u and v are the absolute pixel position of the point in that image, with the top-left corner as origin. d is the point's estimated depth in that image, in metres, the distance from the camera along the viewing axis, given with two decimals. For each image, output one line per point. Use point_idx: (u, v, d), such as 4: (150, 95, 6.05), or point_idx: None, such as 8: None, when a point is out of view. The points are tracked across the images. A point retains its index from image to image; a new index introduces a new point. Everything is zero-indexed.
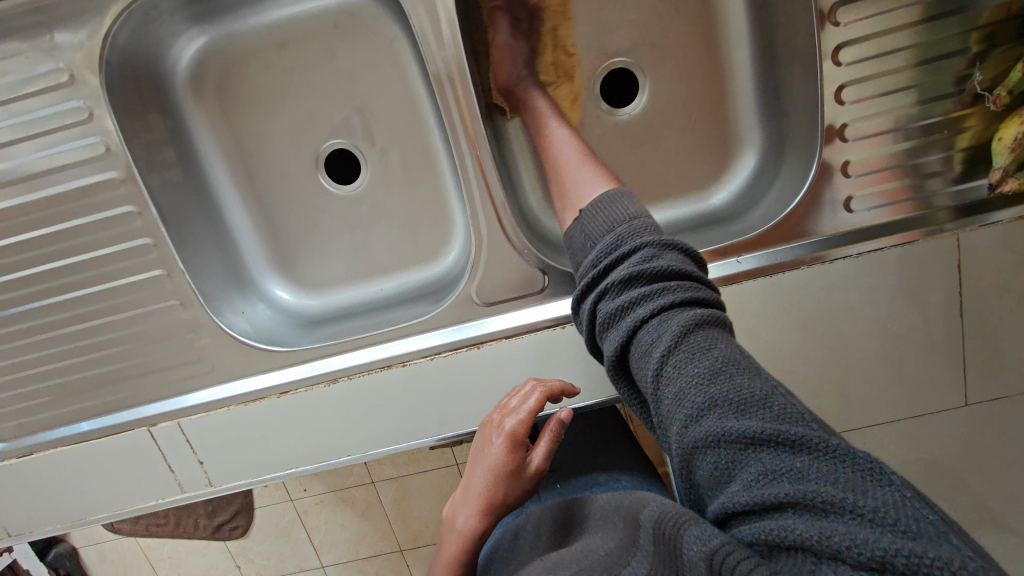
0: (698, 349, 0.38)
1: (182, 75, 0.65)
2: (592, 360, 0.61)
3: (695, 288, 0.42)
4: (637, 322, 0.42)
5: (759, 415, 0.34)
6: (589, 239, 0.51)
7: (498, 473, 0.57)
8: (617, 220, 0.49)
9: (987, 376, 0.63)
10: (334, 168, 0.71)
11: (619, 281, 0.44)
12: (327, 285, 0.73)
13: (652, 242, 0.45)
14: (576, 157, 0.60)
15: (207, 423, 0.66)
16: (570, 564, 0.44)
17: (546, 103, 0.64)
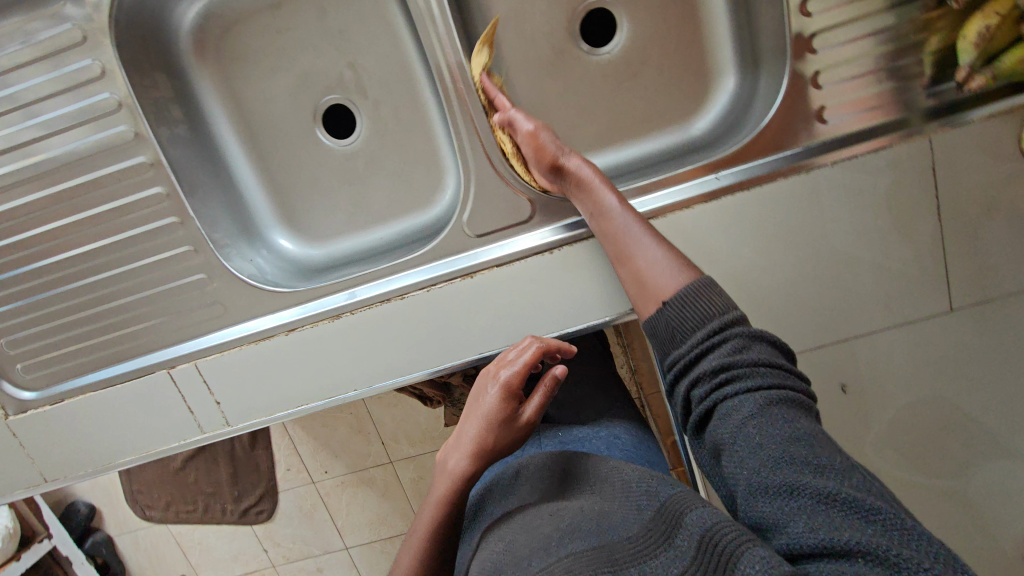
0: (782, 420, 0.42)
1: (184, 36, 0.69)
2: (581, 282, 0.64)
3: (785, 377, 0.46)
4: (726, 401, 0.46)
5: (835, 479, 0.39)
6: (670, 324, 0.53)
7: (491, 419, 0.62)
8: (706, 307, 0.51)
9: (974, 281, 0.64)
10: (331, 122, 0.75)
11: (711, 367, 0.48)
12: (328, 236, 0.77)
13: (741, 330, 0.48)
14: (645, 235, 0.58)
15: (222, 362, 0.70)
16: (585, 522, 0.48)
17: (594, 174, 0.59)
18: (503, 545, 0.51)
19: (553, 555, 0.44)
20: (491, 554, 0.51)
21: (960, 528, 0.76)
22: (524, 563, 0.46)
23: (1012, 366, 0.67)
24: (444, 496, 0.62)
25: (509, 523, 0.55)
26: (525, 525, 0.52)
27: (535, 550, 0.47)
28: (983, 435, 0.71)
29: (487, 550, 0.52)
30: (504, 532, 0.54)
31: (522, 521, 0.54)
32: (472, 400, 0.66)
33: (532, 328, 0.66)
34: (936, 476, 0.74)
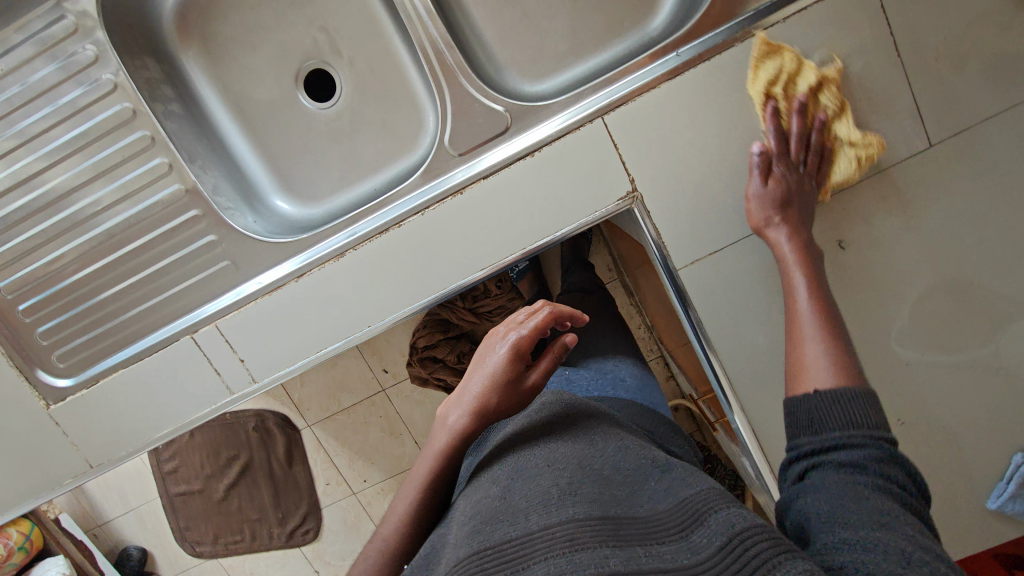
0: (896, 503, 0.41)
1: (167, 19, 0.74)
2: (564, 181, 0.67)
3: (914, 496, 0.43)
4: (842, 472, 0.45)
5: (934, 547, 0.37)
6: (812, 419, 0.50)
7: (495, 379, 0.73)
8: (859, 418, 0.47)
9: (938, 119, 0.66)
10: (313, 88, 0.80)
11: (842, 454, 0.46)
12: (324, 195, 0.81)
13: (886, 445, 0.46)
14: (817, 330, 0.55)
15: (241, 319, 0.73)
16: (591, 489, 0.49)
17: (792, 249, 0.62)
18: (499, 494, 0.53)
19: (552, 516, 0.46)
20: (487, 500, 0.53)
21: (993, 374, 0.74)
22: (520, 517, 0.47)
23: (1000, 191, 0.68)
24: (445, 445, 0.73)
25: (507, 472, 0.57)
26: (524, 479, 0.53)
27: (533, 506, 0.48)
28: (992, 269, 0.70)
29: (483, 497, 0.54)
30: (501, 480, 0.55)
31: (522, 473, 0.55)
32: (476, 362, 0.77)
33: (527, 236, 0.69)
34: (953, 322, 0.73)
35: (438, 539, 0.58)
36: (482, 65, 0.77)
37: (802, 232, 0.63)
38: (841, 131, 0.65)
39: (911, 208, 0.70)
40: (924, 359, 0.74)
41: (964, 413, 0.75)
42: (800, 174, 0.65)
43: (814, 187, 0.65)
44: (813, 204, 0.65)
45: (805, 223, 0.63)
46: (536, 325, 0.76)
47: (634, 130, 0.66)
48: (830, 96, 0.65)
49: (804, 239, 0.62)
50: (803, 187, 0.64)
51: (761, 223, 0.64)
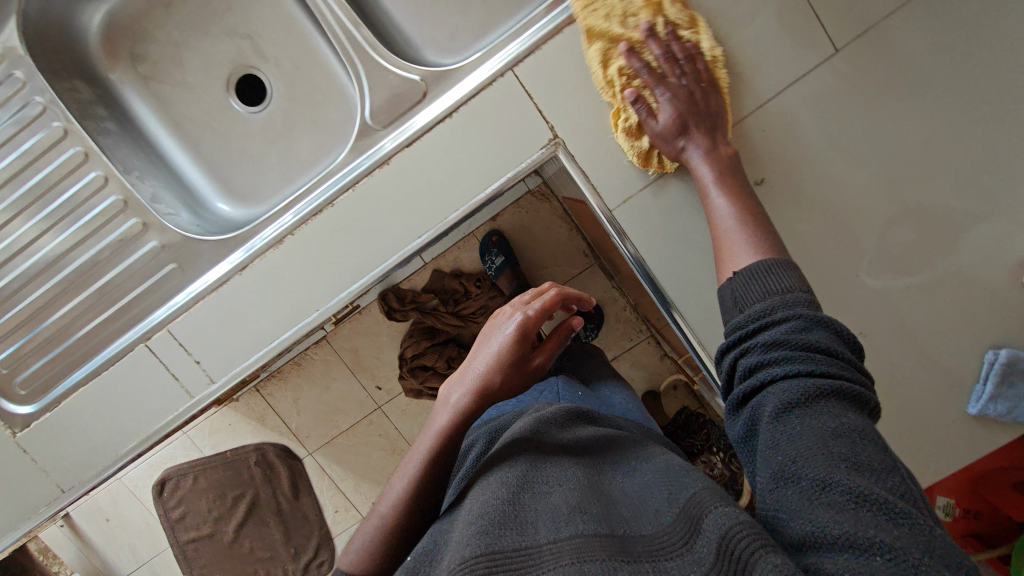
0: (825, 413, 0.41)
1: (95, 44, 0.77)
2: (485, 138, 0.68)
3: (840, 368, 0.43)
4: (772, 393, 0.44)
5: (874, 477, 0.36)
6: (739, 302, 0.51)
7: (501, 358, 0.71)
8: (771, 285, 0.50)
9: (842, 25, 0.67)
10: (243, 93, 0.83)
11: (766, 344, 0.46)
12: (265, 192, 0.83)
13: (802, 316, 0.46)
14: (735, 224, 0.57)
15: (191, 319, 0.73)
16: (600, 507, 0.47)
17: (705, 165, 0.61)
18: (503, 494, 0.50)
19: (561, 529, 0.44)
20: (490, 499, 0.50)
21: (950, 272, 0.71)
22: (530, 528, 0.45)
23: (919, 83, 0.67)
24: (445, 424, 0.68)
25: (513, 472, 0.54)
26: (532, 491, 0.50)
27: (542, 519, 0.46)
28: (925, 164, 0.69)
29: (486, 494, 0.51)
30: (507, 479, 0.53)
31: (531, 482, 0.52)
32: (482, 342, 0.76)
33: (458, 198, 0.70)
34: (898, 225, 0.71)
35: (438, 532, 0.54)
36: (399, 47, 0.79)
37: (711, 144, 0.62)
38: (701, 37, 0.64)
39: (835, 118, 0.69)
40: (878, 268, 0.72)
41: (928, 318, 0.73)
42: (681, 85, 0.62)
43: (709, 92, 0.63)
44: (720, 117, 0.63)
45: (715, 135, 0.62)
46: (542, 305, 0.74)
47: (544, 76, 0.67)
48: (674, 9, 0.64)
49: (711, 150, 0.61)
50: (688, 94, 0.62)
51: (673, 154, 0.63)
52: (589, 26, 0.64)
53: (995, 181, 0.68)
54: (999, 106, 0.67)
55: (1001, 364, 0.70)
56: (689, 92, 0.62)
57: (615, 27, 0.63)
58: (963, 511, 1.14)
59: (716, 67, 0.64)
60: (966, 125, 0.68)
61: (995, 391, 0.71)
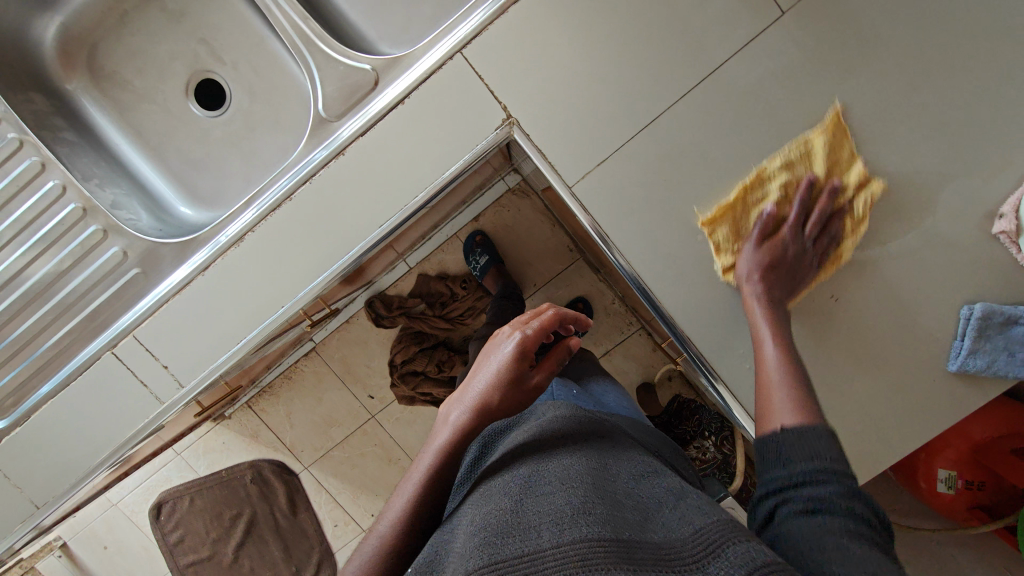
0: (867, 548, 0.39)
1: (51, 57, 0.77)
2: (437, 123, 0.68)
3: (879, 532, 0.42)
4: (813, 525, 0.42)
5: None
6: (780, 455, 0.49)
7: (500, 378, 0.66)
8: (820, 450, 0.47)
9: None
10: (202, 97, 0.83)
11: (808, 484, 0.45)
12: (227, 193, 0.83)
13: (849, 481, 0.44)
14: (779, 374, 0.57)
15: (156, 323, 0.73)
16: (602, 505, 0.47)
17: (766, 309, 0.65)
18: (508, 506, 0.49)
19: (565, 532, 0.43)
20: (496, 511, 0.49)
21: (920, 230, 0.70)
22: (532, 533, 0.45)
23: (874, 36, 0.66)
24: (446, 443, 0.65)
25: (516, 480, 0.53)
26: (533, 494, 0.50)
27: (546, 523, 0.45)
28: (886, 119, 0.68)
29: (491, 504, 0.51)
30: (511, 490, 0.52)
31: (534, 488, 0.51)
32: (482, 361, 0.71)
33: (416, 185, 0.70)
34: (863, 184, 0.70)
35: (440, 541, 0.53)
36: (353, 40, 0.79)
37: (775, 295, 0.66)
38: (848, 239, 0.70)
39: (789, 80, 0.68)
40: (847, 231, 0.71)
41: (902, 277, 0.71)
42: (804, 237, 0.68)
43: (813, 265, 0.69)
44: (798, 284, 0.69)
45: (779, 292, 0.67)
46: (541, 324, 0.70)
47: (493, 57, 0.67)
48: (864, 206, 0.69)
49: (775, 303, 0.66)
50: (799, 250, 0.68)
51: (748, 273, 0.68)
52: (810, 142, 0.68)
53: (957, 133, 0.67)
54: (954, 56, 0.65)
55: (977, 319, 0.69)
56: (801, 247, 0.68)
57: (817, 159, 0.69)
58: (966, 483, 1.04)
59: (835, 260, 0.71)
60: (924, 78, 0.66)
61: (973, 345, 0.69)
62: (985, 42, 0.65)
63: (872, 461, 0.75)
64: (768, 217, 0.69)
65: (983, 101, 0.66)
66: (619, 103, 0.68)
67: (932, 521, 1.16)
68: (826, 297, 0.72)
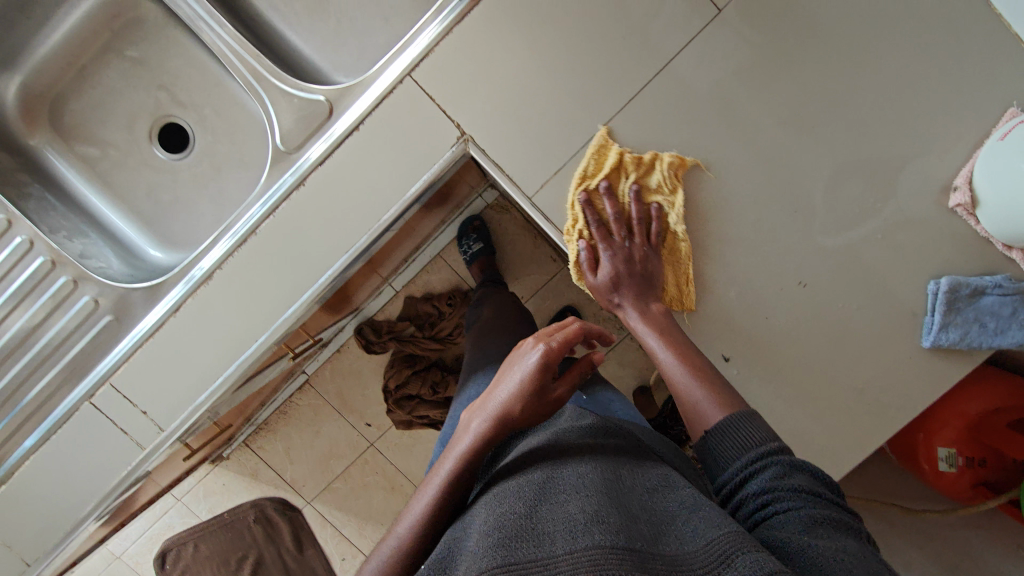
0: (828, 535, 0.42)
1: (15, 117, 0.79)
2: (393, 147, 0.69)
3: (827, 505, 0.46)
4: (774, 518, 0.46)
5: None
6: (724, 457, 0.54)
7: (523, 390, 0.63)
8: (746, 439, 0.53)
9: None
10: (166, 141, 0.84)
11: (756, 484, 0.49)
12: (195, 233, 0.83)
13: (782, 460, 0.50)
14: (687, 380, 0.62)
15: (132, 370, 0.73)
16: (618, 515, 0.45)
17: (642, 322, 0.69)
18: (521, 509, 0.48)
19: (579, 539, 0.42)
20: (508, 514, 0.48)
21: (878, 210, 0.70)
22: (546, 540, 0.43)
23: (812, 27, 0.67)
24: (465, 450, 0.63)
25: (530, 484, 0.52)
26: (547, 499, 0.49)
27: (559, 529, 0.44)
28: (833, 104, 0.69)
29: (503, 507, 0.50)
30: (524, 492, 0.51)
31: (547, 492, 0.50)
32: (504, 368, 0.68)
33: (377, 210, 0.70)
34: (818, 169, 0.70)
35: (452, 539, 0.52)
36: (306, 73, 0.81)
37: (641, 304, 0.70)
38: (672, 209, 0.71)
39: (735, 73, 0.68)
40: (809, 217, 0.71)
41: (868, 258, 0.71)
42: (627, 249, 0.72)
43: (655, 259, 0.72)
44: (655, 276, 0.72)
45: (648, 297, 0.71)
46: (567, 338, 0.67)
47: (441, 78, 0.68)
48: (660, 173, 0.70)
49: (646, 311, 0.70)
50: (633, 259, 0.71)
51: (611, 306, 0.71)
52: (584, 168, 0.70)
53: (902, 112, 0.68)
54: (891, 39, 0.67)
55: (944, 293, 0.69)
56: (632, 255, 0.71)
57: (594, 173, 0.70)
58: (966, 460, 1.01)
59: (676, 238, 0.73)
60: (864, 63, 0.67)
61: (944, 319, 0.69)
62: (922, 20, 0.66)
63: (859, 444, 0.75)
64: (587, 252, 0.72)
65: (925, 79, 0.67)
66: (569, 112, 0.69)
67: (939, 504, 1.12)
68: (792, 284, 0.73)
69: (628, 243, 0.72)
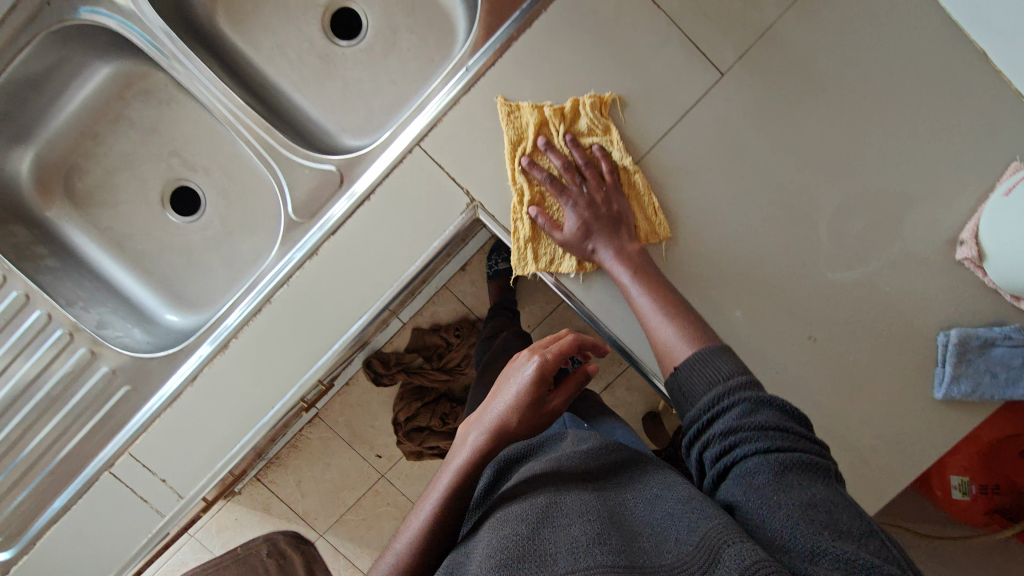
0: (796, 483, 0.44)
1: (30, 188, 0.80)
2: (404, 215, 0.70)
3: (791, 439, 0.47)
4: (744, 466, 0.47)
5: (854, 544, 0.39)
6: (688, 393, 0.55)
7: (518, 403, 0.64)
8: (712, 374, 0.53)
9: (722, 47, 0.68)
10: (178, 205, 0.85)
11: (721, 429, 0.50)
12: (208, 295, 0.84)
13: (749, 395, 0.50)
14: (661, 316, 0.61)
15: (151, 438, 0.74)
16: (619, 540, 0.44)
17: (618, 264, 0.66)
18: (523, 530, 0.47)
19: (581, 563, 0.42)
20: (509, 533, 0.47)
21: (885, 262, 0.71)
22: (549, 562, 0.43)
23: (812, 90, 0.68)
24: (463, 464, 0.63)
25: (529, 504, 0.51)
26: (548, 520, 0.48)
27: (562, 552, 0.44)
28: (835, 161, 0.69)
29: (505, 526, 0.49)
30: (525, 512, 0.50)
31: (551, 513, 0.49)
32: (501, 381, 0.69)
33: (389, 277, 0.71)
34: (824, 224, 0.71)
35: (454, 560, 0.51)
36: (315, 137, 0.82)
37: (613, 244, 0.67)
38: (613, 145, 0.70)
39: (738, 135, 0.70)
40: (819, 272, 0.71)
41: (877, 311, 0.71)
42: (585, 195, 0.69)
43: (615, 199, 0.70)
44: (623, 214, 0.69)
45: (620, 234, 0.68)
46: (563, 348, 0.67)
47: (450, 148, 0.69)
48: (587, 116, 0.69)
49: (620, 251, 0.67)
50: (594, 204, 0.68)
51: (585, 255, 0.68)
52: (511, 125, 0.69)
53: (905, 167, 0.69)
54: (889, 100, 0.68)
55: (954, 345, 0.69)
56: (591, 199, 0.69)
57: (527, 131, 0.69)
58: (982, 488, 1.00)
59: (629, 173, 0.71)
60: (864, 122, 0.69)
61: (955, 371, 0.70)
62: (919, 81, 0.67)
63: (878, 494, 0.74)
64: (542, 214, 0.69)
65: (926, 135, 0.68)
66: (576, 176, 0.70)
67: (955, 529, 1.12)
68: (803, 337, 0.72)
69: (585, 189, 0.69)
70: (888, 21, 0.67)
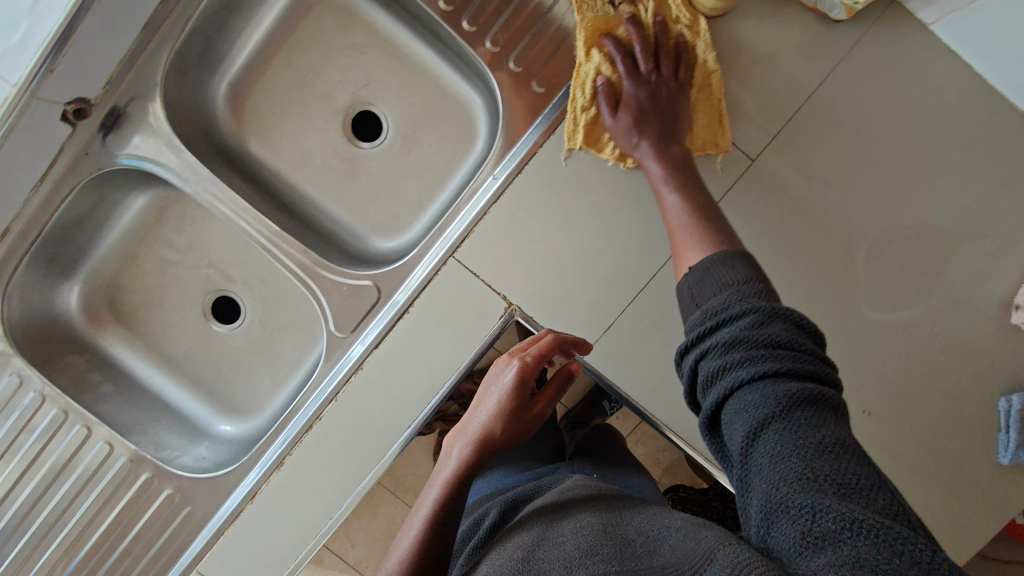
0: (803, 425, 0.37)
1: (81, 317, 0.83)
2: (442, 327, 0.71)
3: (800, 362, 0.40)
4: (739, 399, 0.40)
5: (862, 503, 0.33)
6: (694, 299, 0.48)
7: (499, 409, 0.61)
8: (726, 277, 0.46)
9: (748, 132, 0.67)
10: (219, 315, 0.87)
11: (723, 341, 0.42)
12: (257, 402, 0.87)
13: (763, 307, 0.42)
14: (686, 220, 0.55)
15: (217, 555, 0.76)
16: (611, 548, 0.45)
17: (657, 166, 0.60)
18: (517, 560, 0.47)
19: None
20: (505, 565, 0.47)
21: (936, 330, 0.69)
22: None
23: (843, 166, 0.67)
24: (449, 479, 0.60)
25: (522, 541, 0.50)
26: (542, 546, 0.48)
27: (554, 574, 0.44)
28: (876, 233, 0.68)
29: (502, 558, 0.49)
30: (521, 545, 0.50)
31: (545, 542, 0.49)
32: (480, 394, 0.66)
33: (434, 386, 0.72)
34: (869, 296, 0.69)
35: None
36: (346, 241, 0.83)
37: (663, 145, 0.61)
38: (698, 42, 0.65)
39: (771, 215, 0.68)
40: (867, 344, 0.69)
41: (933, 379, 0.69)
42: (650, 83, 0.63)
43: (678, 97, 0.63)
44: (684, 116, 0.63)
45: (669, 135, 0.62)
46: (541, 349, 0.63)
47: (484, 256, 0.70)
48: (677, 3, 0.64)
49: (664, 151, 0.60)
50: (655, 95, 0.62)
51: (628, 150, 0.62)
52: None
53: (949, 233, 0.67)
54: (924, 168, 0.67)
55: (1017, 411, 0.67)
56: (657, 90, 0.62)
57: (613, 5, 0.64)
58: None
59: (701, 73, 0.65)
60: (900, 192, 0.67)
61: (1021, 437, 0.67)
62: (953, 149, 0.66)
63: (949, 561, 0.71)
64: (603, 91, 0.63)
65: (968, 200, 0.67)
66: (611, 271, 0.69)
67: None
68: (857, 410, 0.70)
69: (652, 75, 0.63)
70: (920, 91, 0.66)
